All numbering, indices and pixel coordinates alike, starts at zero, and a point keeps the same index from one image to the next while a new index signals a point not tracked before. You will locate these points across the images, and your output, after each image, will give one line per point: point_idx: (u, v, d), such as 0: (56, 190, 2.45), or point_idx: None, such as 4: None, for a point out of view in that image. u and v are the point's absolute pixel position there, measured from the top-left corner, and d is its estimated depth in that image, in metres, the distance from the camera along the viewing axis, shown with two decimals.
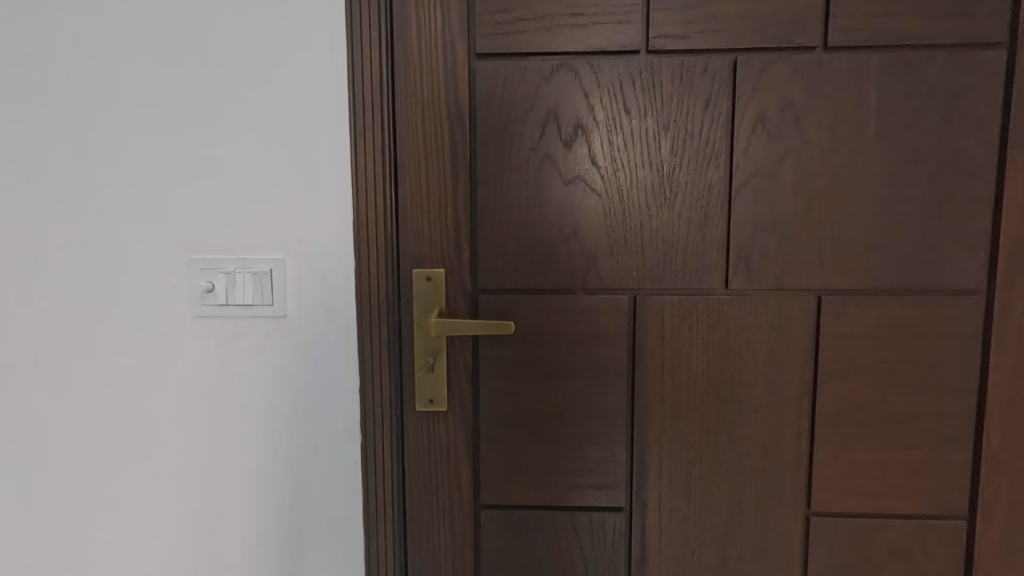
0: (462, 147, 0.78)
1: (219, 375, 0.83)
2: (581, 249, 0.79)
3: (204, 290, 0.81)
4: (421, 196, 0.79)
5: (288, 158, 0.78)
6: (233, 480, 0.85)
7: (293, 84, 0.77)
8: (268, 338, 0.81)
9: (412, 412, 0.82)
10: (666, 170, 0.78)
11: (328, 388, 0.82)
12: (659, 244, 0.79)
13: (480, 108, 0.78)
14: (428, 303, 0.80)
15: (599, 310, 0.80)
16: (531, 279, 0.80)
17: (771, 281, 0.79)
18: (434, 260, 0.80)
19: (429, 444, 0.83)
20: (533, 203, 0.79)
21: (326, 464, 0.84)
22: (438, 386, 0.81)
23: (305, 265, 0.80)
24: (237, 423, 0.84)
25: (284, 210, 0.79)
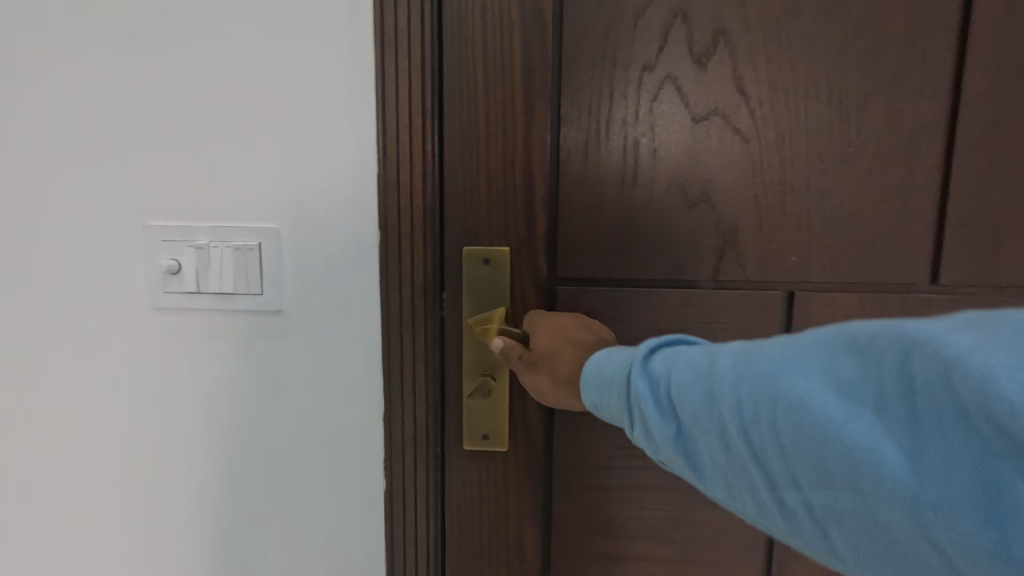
0: (543, 64, 0.52)
1: (185, 398, 0.57)
2: (715, 223, 0.53)
3: (165, 271, 0.54)
4: (478, 139, 0.53)
5: (283, 74, 0.51)
6: (204, 543, 0.59)
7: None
8: (255, 344, 0.55)
9: (458, 452, 0.57)
10: (852, 101, 0.51)
11: (344, 421, 0.56)
12: (836, 214, 0.52)
13: (570, 5, 0.52)
14: (485, 296, 0.54)
15: (737, 312, 0.55)
16: (637, 266, 0.54)
17: (1004, 274, 0.52)
18: (496, 234, 0.54)
19: (484, 500, 0.58)
20: (645, 152, 0.53)
21: (338, 529, 0.58)
22: (501, 417, 0.56)
23: (311, 238, 0.53)
24: (209, 465, 0.58)
25: (275, 154, 0.52)
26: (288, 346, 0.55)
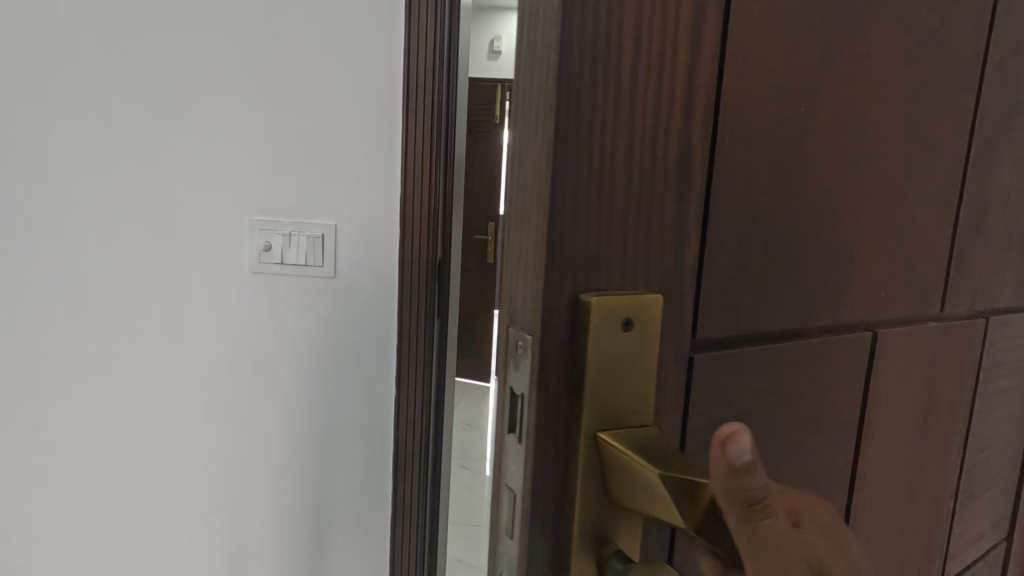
0: (451, 156, 0.97)
1: (267, 313, 1.01)
2: (841, 251, 0.40)
3: (263, 248, 0.98)
4: (439, 185, 0.95)
5: (334, 139, 0.95)
6: (267, 396, 1.03)
7: (354, 97, 0.94)
8: (322, 303, 0.99)
9: (432, 381, 1.01)
10: (927, 106, 0.43)
11: (379, 349, 1.00)
12: (904, 238, 0.45)
13: (454, 121, 0.97)
14: (618, 385, 0.27)
15: (837, 363, 0.42)
16: (774, 313, 0.36)
17: (977, 299, 0.54)
18: (433, 243, 0.95)
19: (427, 407, 1.00)
20: (801, 144, 0.35)
21: (349, 400, 1.02)
22: (430, 356, 0.99)
23: (355, 235, 0.97)
24: (276, 354, 1.02)
25: (330, 183, 0.96)
26: (338, 297, 0.99)
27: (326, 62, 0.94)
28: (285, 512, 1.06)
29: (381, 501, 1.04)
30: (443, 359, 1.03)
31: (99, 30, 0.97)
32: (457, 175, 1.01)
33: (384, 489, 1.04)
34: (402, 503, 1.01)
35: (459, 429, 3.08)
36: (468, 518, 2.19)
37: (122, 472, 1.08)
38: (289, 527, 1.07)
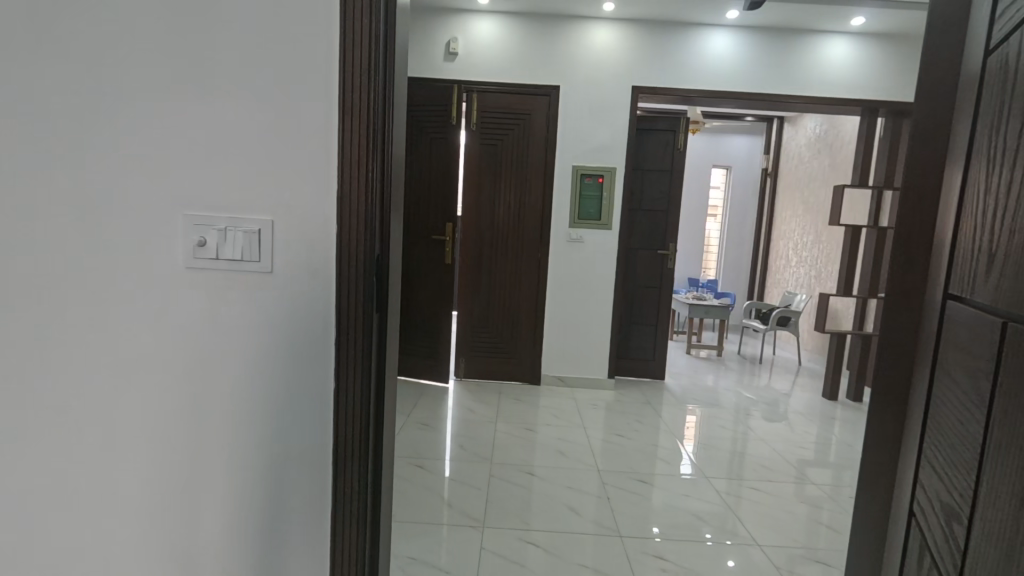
0: (391, 155, 0.94)
1: (203, 312, 0.96)
2: None
3: (196, 244, 0.93)
4: (377, 186, 0.92)
5: (269, 129, 0.91)
6: (204, 398, 0.98)
7: (291, 85, 0.90)
8: (261, 300, 0.95)
9: (372, 387, 0.98)
10: None
11: (320, 348, 0.96)
12: None
13: (394, 119, 0.94)
14: None
15: None
16: None
17: None
18: (370, 243, 0.92)
19: (367, 412, 0.97)
20: None
21: (291, 401, 0.98)
22: (370, 361, 0.96)
23: (293, 230, 0.93)
24: (215, 355, 0.97)
25: (267, 175, 0.92)
26: (279, 294, 0.95)
27: (264, 56, 0.89)
28: (228, 519, 1.02)
29: (324, 503, 1.01)
30: (383, 364, 1.00)
31: (9, 11, 0.90)
32: (395, 175, 0.99)
33: (325, 496, 1.00)
34: (344, 503, 0.99)
35: (415, 430, 3.05)
36: (427, 518, 2.18)
37: (50, 491, 1.01)
38: (229, 535, 1.02)
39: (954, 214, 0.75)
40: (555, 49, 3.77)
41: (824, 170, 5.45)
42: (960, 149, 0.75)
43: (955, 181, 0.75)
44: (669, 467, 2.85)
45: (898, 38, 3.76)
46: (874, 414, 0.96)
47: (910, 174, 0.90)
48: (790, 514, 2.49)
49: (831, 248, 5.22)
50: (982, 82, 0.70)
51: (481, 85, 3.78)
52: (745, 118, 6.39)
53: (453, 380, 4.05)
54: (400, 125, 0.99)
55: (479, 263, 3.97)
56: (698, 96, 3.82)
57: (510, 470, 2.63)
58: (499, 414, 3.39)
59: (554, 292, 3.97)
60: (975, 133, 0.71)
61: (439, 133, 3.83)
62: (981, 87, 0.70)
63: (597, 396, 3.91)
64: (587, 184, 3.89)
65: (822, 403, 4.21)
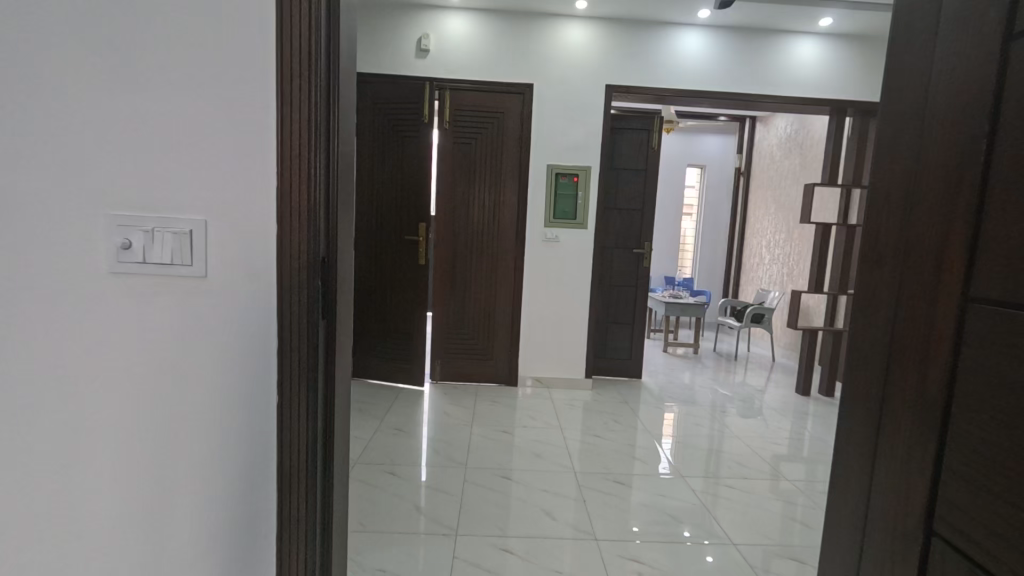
0: (337, 150, 0.89)
1: (127, 319, 0.87)
2: None
3: (120, 247, 0.85)
4: (323, 182, 0.87)
5: (201, 121, 0.84)
6: (127, 415, 0.89)
7: (228, 74, 0.83)
8: (193, 304, 0.88)
9: (321, 397, 0.92)
10: None
11: (262, 352, 0.89)
12: None
13: (340, 113, 0.90)
14: None
15: None
16: None
17: None
18: (314, 243, 0.87)
19: (314, 424, 0.91)
20: None
21: (229, 412, 0.90)
22: (317, 367, 0.90)
23: (228, 230, 0.87)
24: (141, 365, 0.88)
25: (197, 171, 0.85)
26: (213, 299, 0.88)
27: (194, 42, 0.83)
28: (158, 546, 0.91)
29: (267, 516, 0.94)
30: (332, 372, 0.95)
31: None
32: (343, 173, 0.94)
33: (269, 510, 0.93)
34: (288, 515, 0.92)
35: (387, 435, 2.97)
36: (402, 528, 2.11)
37: None
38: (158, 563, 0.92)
39: (965, 208, 0.69)
40: (528, 46, 3.73)
41: (795, 169, 5.54)
42: (964, 141, 0.70)
43: (961, 174, 0.70)
44: (645, 467, 2.83)
45: (863, 39, 3.83)
46: (845, 422, 0.92)
47: (876, 170, 0.88)
48: (764, 511, 2.50)
49: (803, 245, 5.30)
50: (1003, 71, 0.65)
51: (453, 83, 3.73)
52: (718, 118, 6.46)
53: (428, 383, 3.97)
54: (347, 120, 0.95)
55: (453, 264, 3.91)
56: (672, 95, 3.84)
57: (485, 475, 2.58)
58: (475, 417, 3.33)
59: (531, 292, 3.93)
60: (990, 122, 0.67)
61: (410, 132, 3.74)
62: (997, 77, 0.66)
63: (575, 396, 3.89)
64: (562, 183, 3.86)
65: (796, 399, 4.27)
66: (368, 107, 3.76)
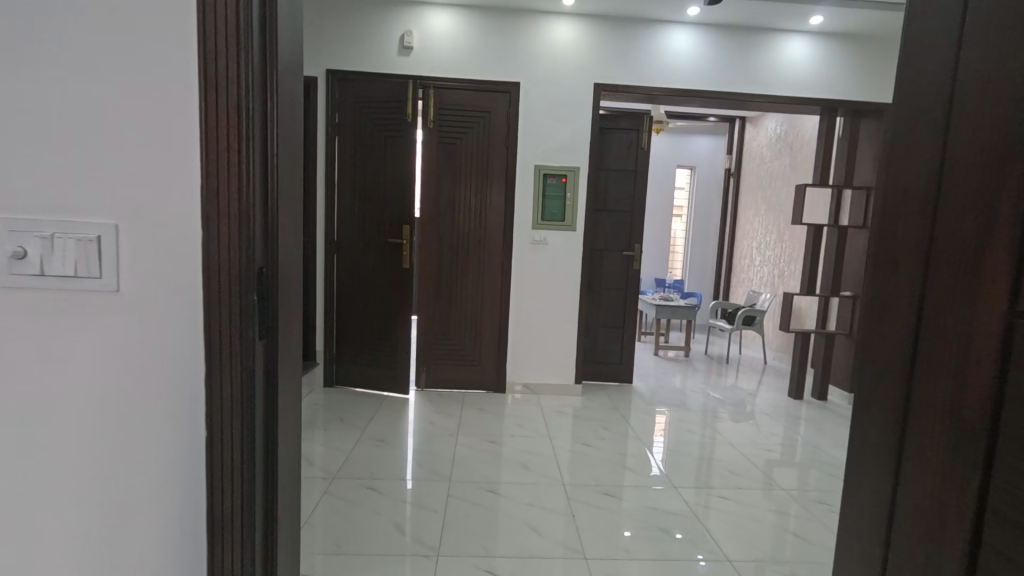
0: (275, 142, 0.78)
1: (27, 338, 0.76)
2: None
3: (13, 255, 0.74)
4: (259, 182, 0.76)
5: (109, 111, 0.73)
6: (31, 448, 0.78)
7: (140, 56, 0.72)
8: (104, 321, 0.76)
9: (259, 429, 0.81)
10: None
11: (185, 375, 0.77)
12: None
13: (280, 105, 0.79)
14: None
15: None
16: None
17: None
18: (247, 253, 0.75)
19: (249, 457, 0.80)
20: None
21: (149, 444, 0.78)
22: (253, 392, 0.79)
23: (143, 235, 0.75)
24: (46, 390, 0.77)
25: (105, 168, 0.74)
26: (127, 315, 0.76)
27: (101, 20, 0.71)
28: None
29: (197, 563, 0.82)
30: (274, 400, 0.83)
31: None
32: (285, 173, 0.83)
33: (198, 555, 0.81)
34: (221, 560, 0.80)
35: (369, 447, 2.85)
36: (382, 549, 1.99)
37: None
38: None
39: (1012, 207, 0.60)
40: (514, 43, 3.63)
41: (786, 170, 5.49)
42: (1008, 130, 0.60)
43: (1006, 168, 0.60)
44: (636, 477, 2.73)
45: (854, 38, 3.77)
46: (857, 449, 0.82)
47: (890, 172, 0.79)
48: (759, 523, 2.41)
49: (793, 247, 5.25)
50: None
51: (437, 81, 3.62)
52: (707, 119, 6.41)
53: (413, 390, 3.86)
54: (289, 114, 0.84)
55: (439, 267, 3.80)
56: (661, 94, 3.76)
57: (470, 489, 2.46)
58: (461, 426, 3.22)
59: (518, 296, 3.82)
60: None
61: (394, 130, 3.61)
62: None
63: (564, 403, 3.79)
64: (550, 184, 3.77)
65: (788, 402, 4.21)
66: (349, 105, 3.64)
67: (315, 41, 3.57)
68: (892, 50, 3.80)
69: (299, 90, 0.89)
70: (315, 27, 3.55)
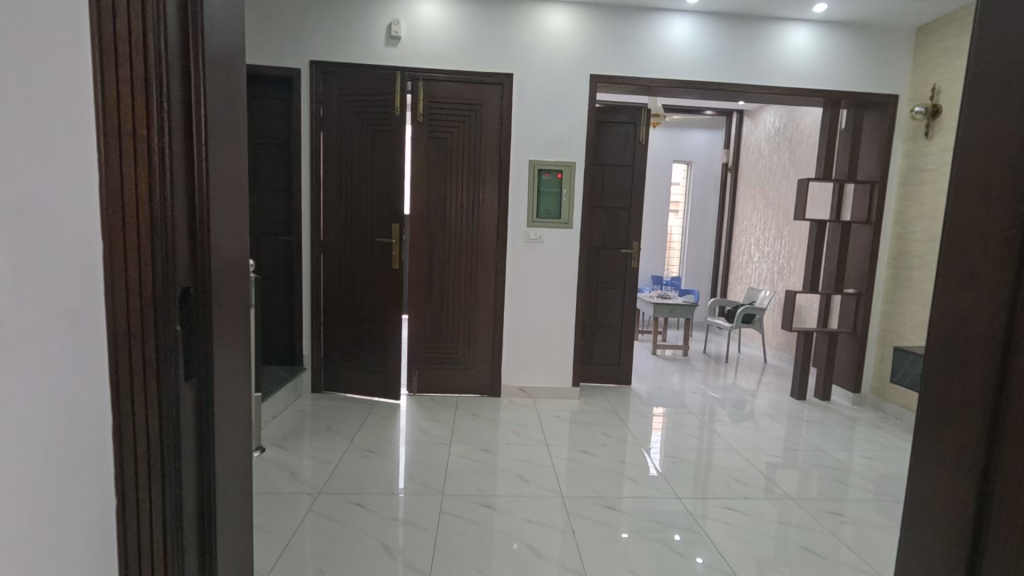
0: (200, 131, 0.64)
1: None
2: None
3: None
4: (182, 186, 0.62)
5: None
6: None
7: (13, 23, 0.57)
8: None
9: (191, 486, 0.67)
10: None
11: (85, 420, 0.62)
12: None
13: (210, 93, 0.65)
14: None
15: None
16: None
17: None
18: (166, 273, 0.61)
19: (175, 521, 0.64)
20: None
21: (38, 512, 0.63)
22: (179, 438, 0.64)
23: (21, 249, 0.60)
24: None
25: None
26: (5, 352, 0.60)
27: None
28: None
29: None
30: (211, 450, 0.69)
31: None
32: (220, 176, 0.69)
33: None
34: None
35: (357, 459, 2.70)
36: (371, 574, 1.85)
37: None
38: None
39: None
40: (506, 33, 3.47)
41: (785, 165, 5.38)
42: None
43: None
44: (638, 488, 2.60)
45: (859, 27, 3.64)
46: (922, 502, 0.70)
47: (956, 168, 0.66)
48: (767, 536, 2.29)
49: (793, 243, 5.14)
50: None
51: (427, 72, 3.46)
52: (704, 112, 6.28)
53: (404, 396, 3.71)
54: (225, 106, 0.70)
55: (430, 268, 3.65)
56: (660, 86, 3.61)
57: (464, 504, 2.33)
58: (454, 434, 3.08)
59: (513, 297, 3.68)
60: None
61: (381, 125, 3.44)
62: None
63: (561, 407, 3.66)
64: (546, 180, 3.62)
65: (791, 403, 4.10)
66: (334, 98, 3.47)
67: (296, 30, 3.40)
68: (897, 40, 3.67)
69: (241, 81, 0.75)
70: (295, 16, 3.38)
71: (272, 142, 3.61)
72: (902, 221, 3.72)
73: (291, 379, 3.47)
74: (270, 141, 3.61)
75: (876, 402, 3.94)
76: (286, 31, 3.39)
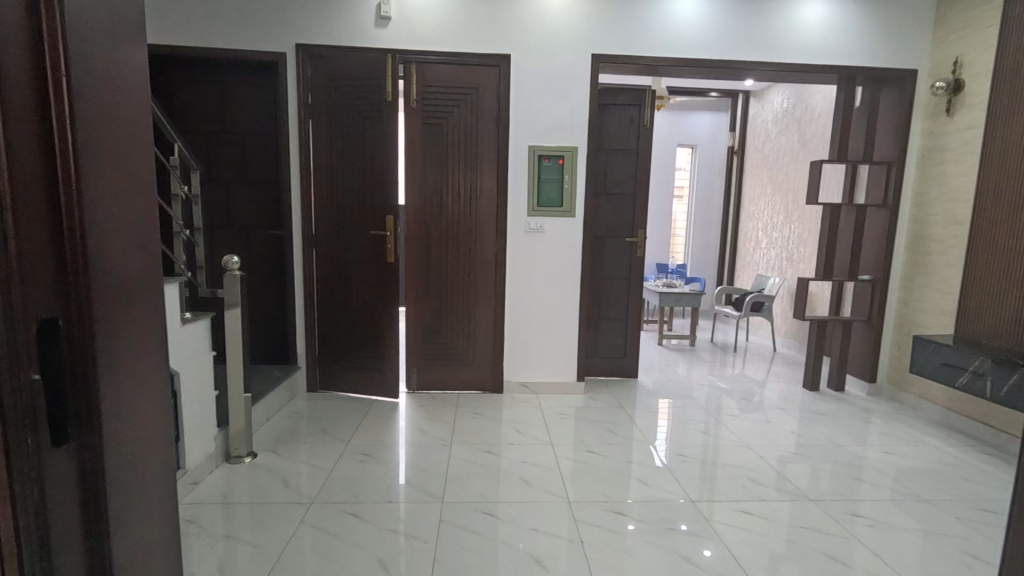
0: (58, 131, 0.55)
1: None
2: None
3: None
4: (37, 200, 0.53)
5: None
6: None
7: None
8: None
9: (71, 547, 0.57)
10: None
11: None
12: None
13: (83, 95, 0.57)
14: None
15: None
16: None
17: None
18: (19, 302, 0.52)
19: None
20: None
21: None
22: (47, 494, 0.55)
23: None
24: None
25: None
26: None
27: None
28: None
29: None
30: (98, 506, 0.59)
31: None
32: (104, 188, 0.60)
33: None
34: None
35: (352, 464, 2.58)
36: None
37: None
38: None
39: None
40: (502, 11, 3.28)
41: (793, 147, 5.19)
42: None
43: None
44: (648, 490, 2.47)
45: None
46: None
47: None
48: (784, 540, 2.16)
49: (803, 227, 4.98)
50: None
51: (419, 54, 3.29)
52: (709, 94, 6.08)
53: (404, 393, 3.59)
54: (112, 109, 0.62)
55: (426, 260, 3.50)
56: (666, 65, 3.43)
57: (464, 512, 2.20)
58: (454, 435, 2.95)
59: (514, 289, 3.54)
60: None
61: (372, 111, 3.27)
62: None
63: (566, 403, 3.53)
64: (547, 166, 3.45)
65: (803, 394, 3.96)
66: (322, 83, 3.31)
67: (279, 12, 3.21)
68: (918, 12, 3.47)
69: (143, 78, 0.68)
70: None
71: (259, 132, 3.45)
72: (920, 202, 3.55)
73: (286, 379, 3.34)
74: (256, 130, 3.45)
75: (891, 392, 3.80)
76: (269, 12, 3.21)
